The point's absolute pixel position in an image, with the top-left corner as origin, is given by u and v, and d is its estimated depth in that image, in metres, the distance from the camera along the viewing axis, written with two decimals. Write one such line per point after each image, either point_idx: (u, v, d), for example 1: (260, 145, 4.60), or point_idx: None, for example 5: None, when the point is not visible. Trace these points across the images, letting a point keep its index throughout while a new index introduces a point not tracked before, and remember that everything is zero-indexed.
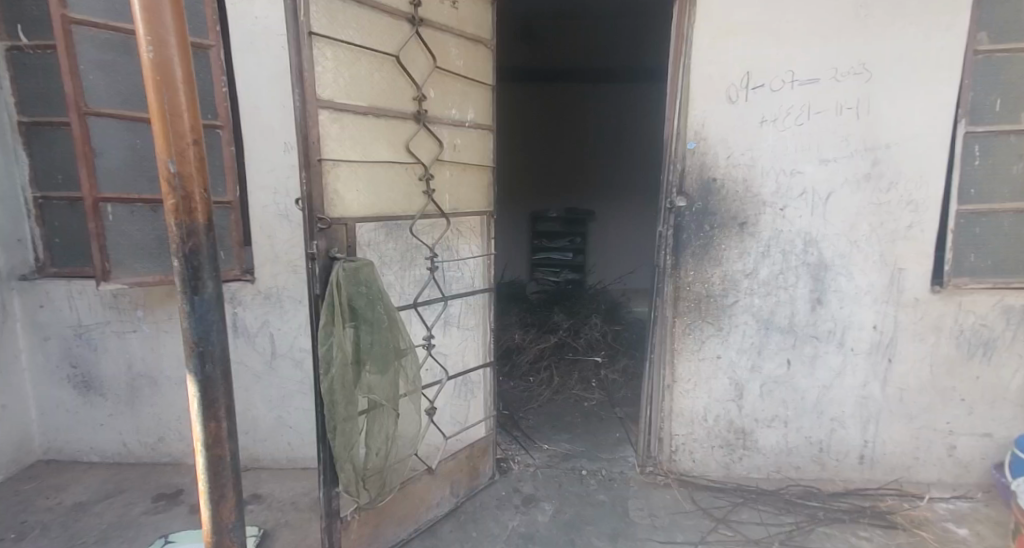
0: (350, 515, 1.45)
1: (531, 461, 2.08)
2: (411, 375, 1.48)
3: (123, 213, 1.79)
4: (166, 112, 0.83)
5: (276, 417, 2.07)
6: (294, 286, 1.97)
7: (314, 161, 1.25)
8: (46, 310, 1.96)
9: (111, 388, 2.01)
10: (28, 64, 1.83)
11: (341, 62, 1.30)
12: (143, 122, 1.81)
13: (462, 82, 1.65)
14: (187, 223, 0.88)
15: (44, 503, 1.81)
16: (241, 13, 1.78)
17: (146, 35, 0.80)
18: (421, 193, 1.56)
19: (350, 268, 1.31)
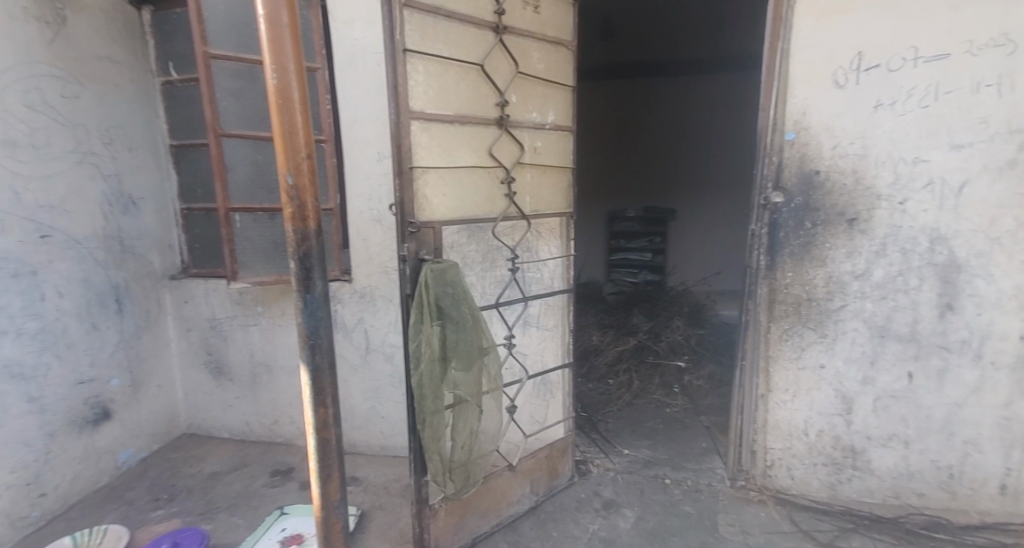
0: (438, 503, 1.54)
1: (611, 465, 2.05)
2: (493, 373, 1.53)
3: (247, 221, 2.05)
4: (285, 132, 0.94)
5: (370, 407, 2.24)
6: (385, 286, 2.11)
7: (406, 169, 1.34)
8: (188, 305, 2.29)
9: (238, 374, 2.30)
10: (177, 95, 2.16)
11: (431, 73, 1.38)
12: (263, 140, 2.05)
13: (543, 85, 1.67)
14: (301, 228, 0.99)
15: (188, 470, 2.12)
16: (343, 35, 1.95)
17: (272, 64, 0.92)
18: (502, 196, 1.61)
19: (437, 269, 1.39)
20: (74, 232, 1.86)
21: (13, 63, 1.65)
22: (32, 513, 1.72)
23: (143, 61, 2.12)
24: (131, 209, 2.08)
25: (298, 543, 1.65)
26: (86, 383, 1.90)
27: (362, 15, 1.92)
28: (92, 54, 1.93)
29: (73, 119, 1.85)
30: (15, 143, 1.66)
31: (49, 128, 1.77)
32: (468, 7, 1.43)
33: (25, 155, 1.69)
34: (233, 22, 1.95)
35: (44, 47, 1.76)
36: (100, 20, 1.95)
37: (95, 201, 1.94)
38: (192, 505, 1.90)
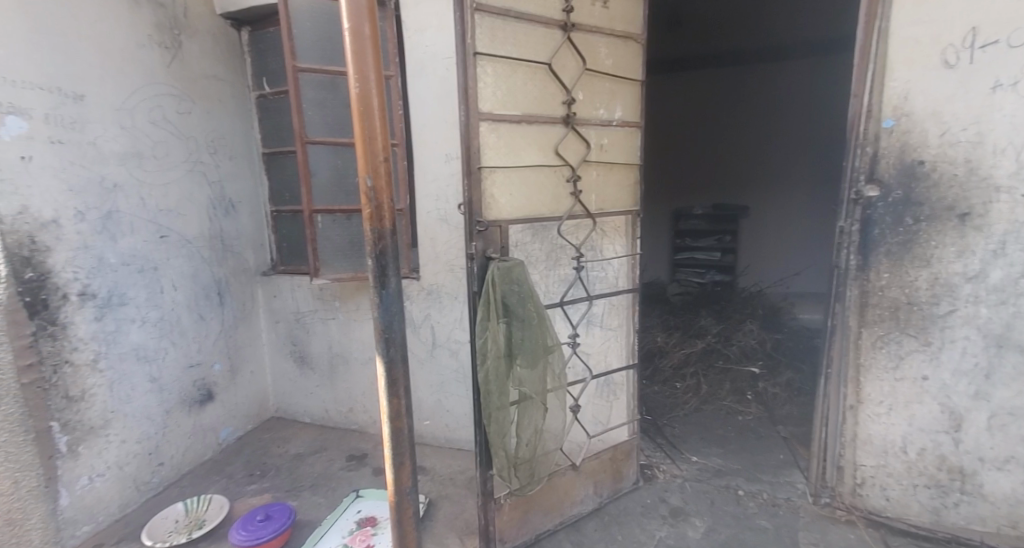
0: (502, 498, 1.56)
1: (679, 472, 1.98)
2: (558, 372, 1.53)
3: (328, 221, 2.20)
4: (365, 137, 1.00)
5: (437, 400, 2.32)
6: (451, 284, 2.17)
7: (475, 169, 1.38)
8: (275, 299, 2.49)
9: (318, 364, 2.47)
10: (268, 107, 2.35)
11: (500, 75, 1.40)
12: (342, 146, 2.19)
13: (611, 81, 1.65)
14: (378, 228, 1.05)
15: (276, 450, 2.31)
16: (415, 42, 2.02)
17: (353, 74, 0.98)
18: (567, 195, 1.60)
19: (503, 267, 1.41)
20: (185, 232, 2.09)
21: (139, 84, 1.88)
22: (153, 480, 1.96)
23: (242, 77, 2.34)
24: (230, 212, 2.30)
25: (373, 525, 1.75)
26: (194, 367, 2.13)
27: (433, 22, 1.98)
28: (201, 73, 2.15)
29: (186, 132, 2.08)
30: (140, 154, 1.89)
31: (167, 140, 2.00)
32: (536, 7, 1.43)
33: (148, 165, 1.92)
34: (318, 37, 2.09)
35: (163, 69, 1.99)
36: (208, 42, 2.17)
37: (203, 205, 2.16)
38: (279, 482, 2.06)
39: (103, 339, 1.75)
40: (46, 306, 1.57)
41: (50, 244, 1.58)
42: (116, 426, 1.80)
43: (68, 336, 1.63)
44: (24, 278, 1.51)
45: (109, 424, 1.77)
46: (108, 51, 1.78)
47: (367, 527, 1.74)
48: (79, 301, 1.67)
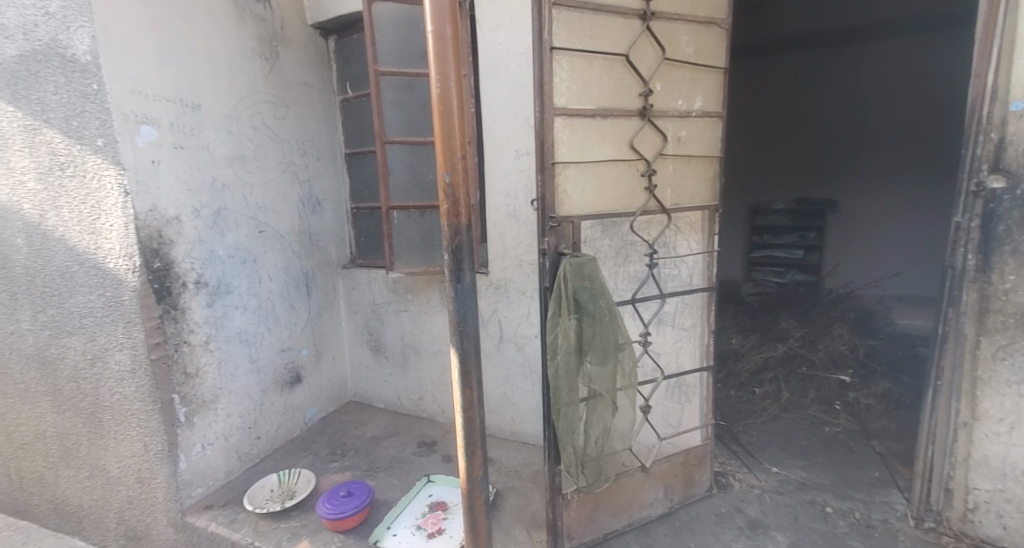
0: (570, 494, 1.56)
1: (757, 482, 1.87)
2: (628, 371, 1.50)
3: (403, 218, 2.31)
4: (445, 134, 1.05)
5: (503, 393, 2.35)
6: (520, 279, 2.20)
7: (548, 165, 1.38)
8: (355, 290, 2.64)
9: (392, 353, 2.60)
10: (351, 110, 2.50)
11: (575, 70, 1.39)
12: (417, 145, 2.28)
13: (691, 70, 1.57)
14: (455, 223, 1.10)
15: (354, 432, 2.47)
16: (489, 41, 2.05)
17: (435, 74, 1.03)
18: (642, 190, 1.56)
19: (575, 263, 1.40)
20: (279, 228, 2.28)
21: (243, 92, 2.07)
22: (251, 451, 2.16)
23: (329, 84, 2.50)
24: (317, 208, 2.48)
25: (443, 510, 1.82)
26: (286, 351, 2.32)
27: (506, 20, 2.00)
28: (295, 82, 2.32)
29: (281, 135, 2.26)
30: (244, 157, 2.08)
31: (265, 144, 2.18)
32: None
33: (250, 166, 2.11)
34: (397, 41, 2.18)
35: (263, 79, 2.17)
36: (301, 52, 2.34)
37: (294, 202, 2.34)
38: (358, 462, 2.20)
39: (213, 323, 1.95)
40: (170, 293, 1.78)
41: (173, 236, 1.79)
42: (224, 401, 2.01)
43: (187, 320, 1.84)
44: (153, 267, 1.72)
45: (218, 398, 1.98)
46: (219, 65, 1.96)
47: (438, 511, 1.81)
48: (195, 288, 1.88)
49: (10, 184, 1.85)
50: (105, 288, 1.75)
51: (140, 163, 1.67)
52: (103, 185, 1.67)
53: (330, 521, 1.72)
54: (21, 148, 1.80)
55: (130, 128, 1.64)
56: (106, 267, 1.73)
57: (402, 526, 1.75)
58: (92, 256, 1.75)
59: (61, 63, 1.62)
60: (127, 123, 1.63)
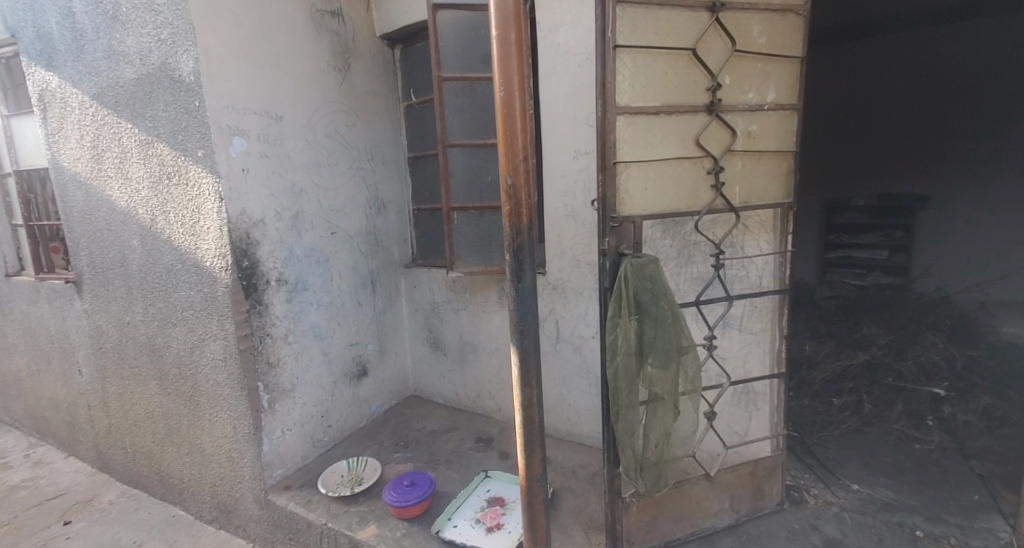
0: (629, 497, 1.55)
1: (835, 499, 1.75)
2: (692, 375, 1.46)
3: (463, 219, 2.37)
4: (508, 137, 1.10)
5: (559, 393, 2.35)
6: (577, 279, 2.19)
7: (610, 164, 1.37)
8: (416, 289, 2.74)
9: (451, 350, 2.68)
10: (415, 115, 2.61)
11: (639, 67, 1.37)
12: (477, 147, 2.33)
13: (763, 62, 1.50)
14: (516, 224, 1.14)
15: (416, 425, 2.57)
16: (548, 42, 2.06)
17: (499, 80, 1.08)
18: (708, 188, 1.50)
19: (636, 264, 1.38)
20: (350, 229, 2.41)
21: (319, 102, 2.22)
22: (324, 438, 2.30)
23: (394, 91, 2.62)
24: (382, 210, 2.60)
25: (501, 505, 1.85)
26: (354, 345, 2.45)
27: (566, 20, 2.00)
28: (364, 90, 2.45)
29: (352, 142, 2.40)
30: (319, 163, 2.22)
31: (338, 150, 2.32)
32: None
33: (324, 171, 2.25)
34: (460, 47, 2.24)
35: (337, 89, 2.31)
36: (370, 62, 2.47)
37: (362, 205, 2.47)
38: (420, 454, 2.29)
39: (291, 317, 2.11)
40: (256, 289, 1.95)
41: (260, 238, 1.96)
42: (300, 390, 2.16)
43: (270, 314, 2.00)
44: (242, 265, 1.89)
45: (296, 387, 2.13)
46: (299, 78, 2.12)
47: (496, 506, 1.85)
48: (277, 285, 2.04)
49: (127, 191, 2.10)
50: (203, 284, 1.96)
51: (232, 171, 1.84)
52: (202, 192, 1.86)
53: (395, 508, 1.81)
54: (135, 160, 2.03)
55: (225, 139, 1.81)
56: (204, 266, 1.93)
57: (462, 518, 1.80)
58: (193, 255, 1.96)
59: (169, 84, 1.82)
60: (222, 135, 1.80)
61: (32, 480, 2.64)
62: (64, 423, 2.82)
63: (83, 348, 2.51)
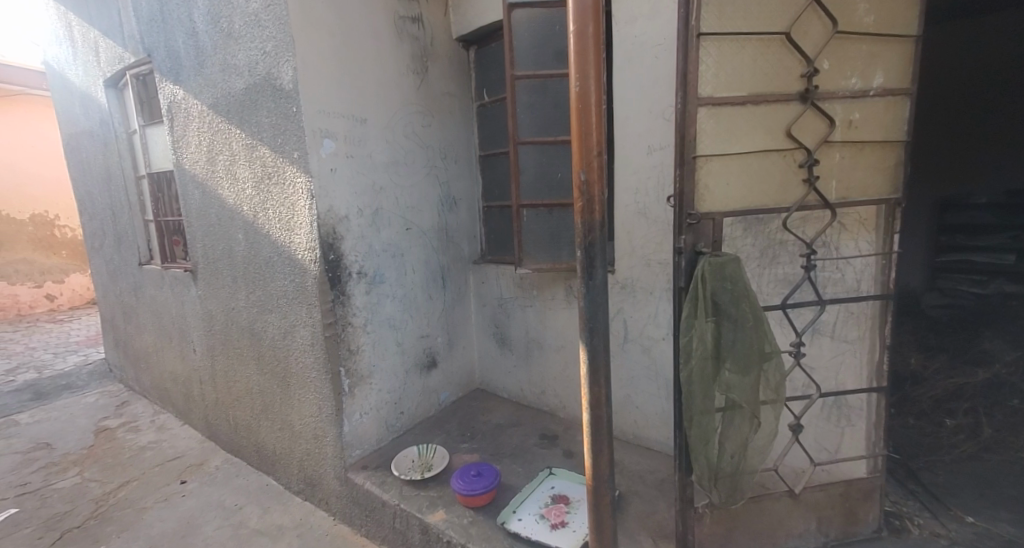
0: (702, 508, 1.48)
1: (944, 531, 1.56)
2: (776, 383, 1.35)
3: (532, 216, 2.38)
4: (582, 133, 1.10)
5: (626, 395, 2.30)
6: (647, 279, 2.13)
7: (688, 158, 1.32)
8: (484, 285, 2.80)
9: (517, 345, 2.71)
10: (487, 114, 2.66)
11: (724, 55, 1.31)
12: (547, 144, 2.32)
13: (869, 43, 1.35)
14: (588, 220, 1.14)
15: (481, 417, 2.62)
16: (624, 35, 2.01)
17: (575, 75, 1.08)
18: (799, 182, 1.38)
19: (715, 263, 1.32)
20: (424, 225, 2.50)
21: (399, 104, 2.32)
22: (397, 424, 2.42)
23: (467, 91, 2.68)
24: (454, 208, 2.68)
25: (566, 503, 1.85)
26: (425, 337, 2.55)
27: (644, 11, 1.94)
28: (440, 92, 2.53)
29: (428, 141, 2.49)
30: (397, 162, 2.33)
31: (414, 150, 2.42)
32: None
33: (402, 170, 2.36)
34: (534, 45, 2.24)
35: (416, 91, 2.41)
36: (446, 63, 2.55)
37: (435, 202, 2.56)
38: (486, 446, 2.34)
39: (370, 308, 2.23)
40: (340, 281, 2.09)
41: (344, 233, 2.09)
42: (377, 377, 2.28)
43: (351, 304, 2.14)
44: (328, 258, 2.04)
45: (373, 374, 2.26)
46: (382, 81, 2.23)
47: (561, 504, 1.85)
48: (357, 277, 2.16)
49: (234, 190, 2.33)
50: (295, 275, 2.14)
51: (321, 170, 1.98)
52: (297, 190, 2.03)
53: (462, 496, 1.87)
54: (242, 161, 2.25)
55: (317, 141, 1.96)
56: (297, 258, 2.11)
57: (526, 512, 1.82)
58: (288, 249, 2.14)
59: (271, 92, 2.00)
60: (315, 138, 1.95)
61: (156, 442, 3.01)
62: (181, 394, 3.19)
63: (197, 329, 2.82)
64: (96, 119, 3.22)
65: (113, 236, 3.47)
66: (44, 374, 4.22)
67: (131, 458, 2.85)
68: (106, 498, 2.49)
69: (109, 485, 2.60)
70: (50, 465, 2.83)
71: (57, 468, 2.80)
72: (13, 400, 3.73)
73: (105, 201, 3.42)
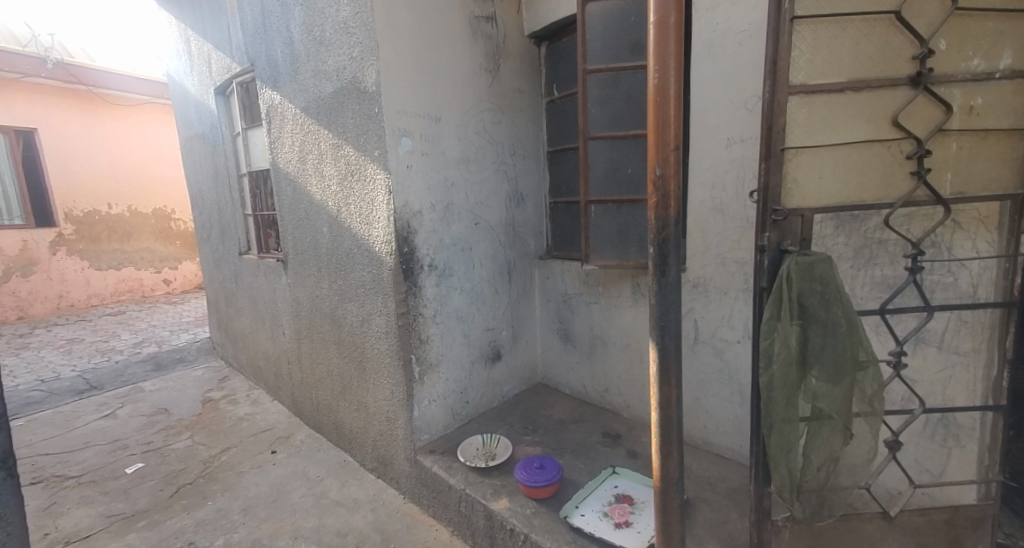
0: (781, 521, 1.39)
1: None
2: (871, 394, 1.24)
3: (600, 212, 2.35)
4: (659, 127, 1.07)
5: (695, 398, 2.21)
6: (722, 278, 2.03)
7: (776, 151, 1.24)
8: (550, 280, 2.80)
9: (581, 342, 2.69)
10: (556, 110, 2.66)
11: (820, 40, 1.22)
12: (618, 139, 2.27)
13: (998, 19, 1.19)
14: (662, 216, 1.11)
15: (544, 411, 2.64)
16: (705, 23, 1.92)
17: (653, 66, 1.05)
18: (906, 175, 1.25)
19: (803, 262, 1.23)
20: (492, 220, 2.55)
21: (471, 102, 2.38)
22: (462, 412, 2.50)
23: (538, 88, 2.69)
24: (521, 203, 2.70)
25: (630, 504, 1.82)
26: (490, 329, 2.60)
27: None
28: (511, 88, 2.56)
29: (498, 138, 2.53)
30: (468, 158, 2.39)
31: (485, 146, 2.47)
32: None
33: (472, 166, 2.41)
34: (608, 38, 2.19)
35: (488, 89, 2.45)
36: (517, 60, 2.57)
37: (503, 197, 2.60)
38: (548, 440, 2.35)
39: (439, 299, 2.31)
40: (412, 273, 2.18)
41: (418, 227, 2.18)
42: (444, 367, 2.36)
43: (422, 296, 2.23)
44: (402, 251, 2.14)
45: (441, 363, 2.35)
46: (456, 80, 2.29)
47: (625, 503, 1.82)
48: (429, 270, 2.25)
49: (321, 186, 2.50)
50: (373, 266, 2.26)
51: (399, 168, 2.08)
52: (376, 187, 2.15)
53: (526, 487, 1.90)
54: (328, 160, 2.41)
55: (395, 140, 2.06)
56: (374, 251, 2.23)
57: (589, 509, 1.81)
58: (366, 242, 2.27)
59: (356, 94, 2.13)
60: (393, 137, 2.05)
61: (251, 414, 3.32)
62: (271, 372, 3.49)
63: (286, 313, 3.07)
64: (207, 123, 3.59)
65: (218, 227, 3.85)
66: (163, 348, 4.79)
67: (231, 427, 3.17)
68: (211, 461, 2.78)
69: (213, 449, 2.91)
70: (167, 428, 3.22)
71: (172, 431, 3.17)
72: (139, 369, 4.27)
73: (212, 197, 3.81)
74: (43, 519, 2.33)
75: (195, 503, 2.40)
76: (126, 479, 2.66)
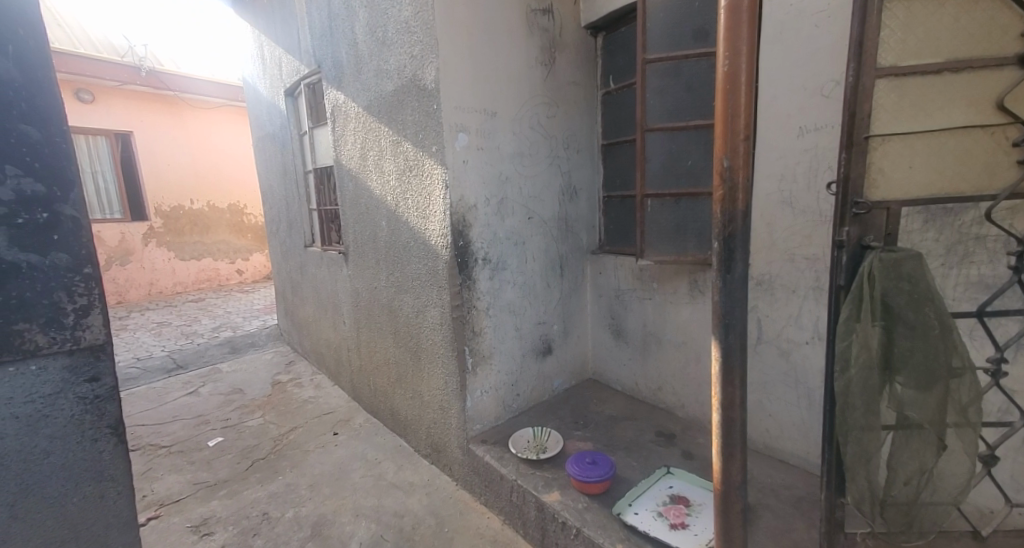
0: (856, 536, 1.31)
1: None
2: (966, 404, 1.14)
3: (656, 206, 2.29)
4: (727, 116, 1.03)
5: (756, 401, 2.12)
6: (788, 275, 1.93)
7: (859, 140, 1.16)
8: (602, 275, 2.76)
9: (634, 339, 2.64)
10: (612, 102, 2.61)
11: (913, 17, 1.12)
12: (677, 130, 2.19)
13: None
14: (729, 209, 1.06)
15: (595, 407, 2.62)
16: (775, 6, 1.81)
17: (724, 52, 1.02)
18: (1012, 165, 1.12)
19: (888, 259, 1.15)
20: (545, 214, 2.55)
21: (527, 96, 2.38)
22: (514, 404, 2.53)
23: (593, 80, 2.66)
24: (575, 197, 2.68)
25: (686, 505, 1.78)
26: (542, 323, 2.61)
27: None
28: (567, 81, 2.54)
29: (553, 132, 2.51)
30: (523, 152, 2.39)
31: (540, 140, 2.46)
32: None
33: (526, 160, 2.41)
34: (669, 26, 2.13)
35: (543, 82, 2.44)
36: (573, 52, 2.55)
37: (557, 191, 2.59)
38: (599, 436, 2.34)
39: (492, 293, 2.34)
40: (467, 266, 2.23)
41: (473, 220, 2.22)
42: (497, 359, 2.40)
43: (476, 290, 2.27)
44: (458, 244, 2.19)
45: (494, 356, 2.38)
46: (512, 75, 2.30)
47: (680, 504, 1.78)
48: (483, 263, 2.28)
49: (381, 181, 2.60)
50: (429, 259, 2.33)
51: (456, 163, 2.13)
52: (433, 181, 2.21)
53: (578, 481, 1.90)
54: (388, 156, 2.50)
55: (452, 135, 2.10)
56: (431, 244, 2.30)
57: (643, 507, 1.79)
58: (424, 235, 2.34)
59: (416, 92, 2.19)
60: (451, 132, 2.10)
61: (315, 397, 3.52)
62: (332, 358, 3.68)
63: (347, 303, 3.22)
64: (277, 122, 3.81)
65: (286, 221, 4.10)
66: (237, 333, 5.17)
67: (298, 408, 3.37)
68: (281, 439, 2.98)
69: (282, 428, 3.11)
70: (242, 407, 3.47)
71: (246, 410, 3.42)
72: (217, 352, 4.64)
73: (281, 192, 4.05)
74: (141, 483, 2.59)
75: (268, 477, 2.58)
76: (209, 451, 2.90)
